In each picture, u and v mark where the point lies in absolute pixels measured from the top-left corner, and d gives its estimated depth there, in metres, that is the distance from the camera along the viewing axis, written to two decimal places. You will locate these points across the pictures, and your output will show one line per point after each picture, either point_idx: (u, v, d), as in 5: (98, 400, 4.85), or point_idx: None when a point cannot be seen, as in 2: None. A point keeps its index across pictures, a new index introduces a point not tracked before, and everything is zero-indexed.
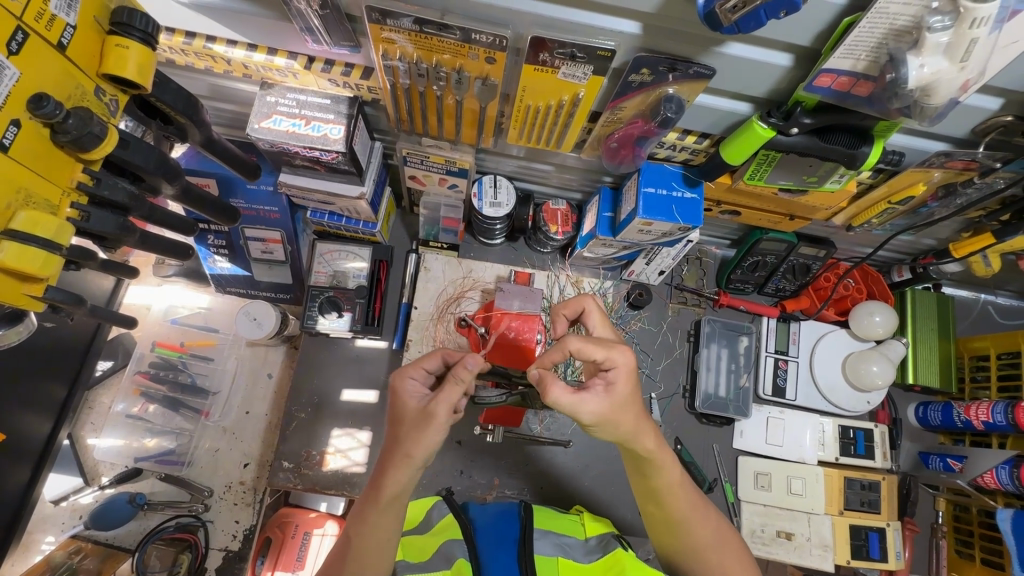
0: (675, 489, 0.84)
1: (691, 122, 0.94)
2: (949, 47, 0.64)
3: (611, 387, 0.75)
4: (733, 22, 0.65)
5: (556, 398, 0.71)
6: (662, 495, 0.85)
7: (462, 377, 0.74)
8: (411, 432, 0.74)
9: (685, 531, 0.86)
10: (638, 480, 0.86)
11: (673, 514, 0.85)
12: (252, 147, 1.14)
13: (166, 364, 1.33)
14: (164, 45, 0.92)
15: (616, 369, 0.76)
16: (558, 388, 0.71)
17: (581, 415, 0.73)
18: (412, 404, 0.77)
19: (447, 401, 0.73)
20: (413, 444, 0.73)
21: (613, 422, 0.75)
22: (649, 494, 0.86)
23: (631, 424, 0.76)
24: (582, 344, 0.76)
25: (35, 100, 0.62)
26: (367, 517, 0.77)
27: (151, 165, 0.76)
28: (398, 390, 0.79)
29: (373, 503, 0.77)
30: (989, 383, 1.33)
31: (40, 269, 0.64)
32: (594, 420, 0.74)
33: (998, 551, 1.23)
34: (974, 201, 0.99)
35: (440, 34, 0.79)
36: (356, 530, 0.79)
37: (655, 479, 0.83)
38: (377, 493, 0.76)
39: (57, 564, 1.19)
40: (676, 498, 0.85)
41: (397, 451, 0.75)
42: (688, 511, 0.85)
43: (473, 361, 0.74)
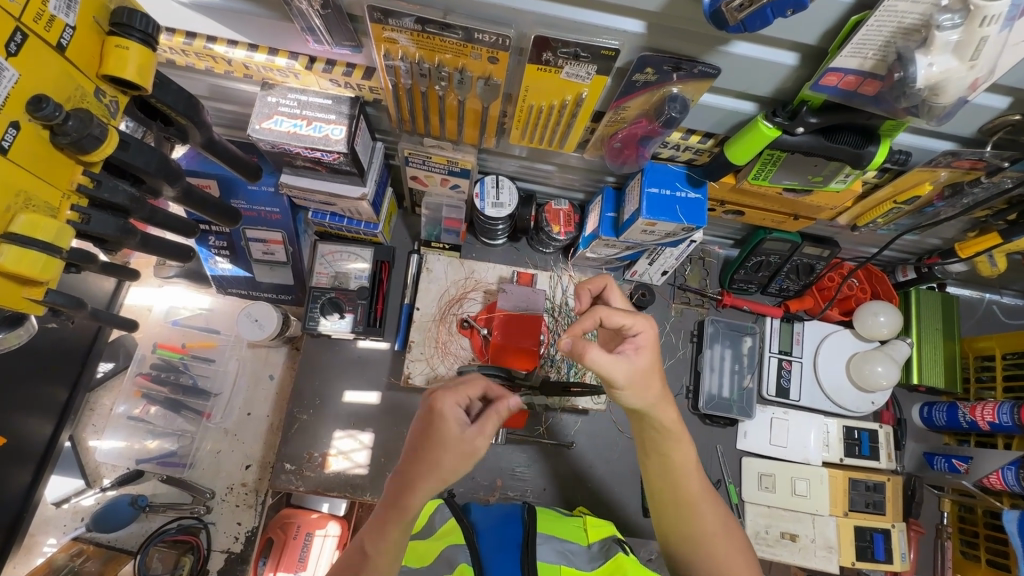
0: (688, 470, 0.83)
1: (696, 122, 0.93)
2: (958, 46, 0.63)
3: (640, 353, 0.77)
4: (738, 21, 0.64)
5: (596, 362, 0.71)
6: (676, 475, 0.83)
7: (501, 413, 0.73)
8: (452, 459, 0.70)
9: (696, 516, 0.83)
10: (651, 461, 0.84)
11: (686, 493, 0.83)
12: (253, 148, 1.13)
13: (167, 365, 1.32)
14: (165, 45, 0.91)
15: (641, 334, 0.79)
16: (597, 353, 0.71)
17: (614, 378, 0.73)
18: (415, 407, 0.75)
19: (490, 434, 0.72)
20: (422, 446, 0.71)
21: (645, 386, 0.76)
22: (662, 477, 0.84)
23: (657, 392, 0.77)
24: (610, 312, 0.79)
25: (35, 102, 0.61)
26: (387, 531, 0.72)
27: (152, 167, 0.75)
28: (436, 411, 0.71)
29: (395, 517, 0.72)
30: (994, 383, 1.32)
31: (40, 273, 0.64)
32: (626, 382, 0.74)
33: (1003, 552, 1.22)
34: (981, 200, 0.98)
35: (443, 34, 0.78)
36: (375, 540, 0.73)
37: (670, 456, 0.82)
38: (399, 509, 0.72)
39: (59, 568, 1.18)
40: (691, 480, 0.83)
41: (429, 471, 0.70)
42: (699, 493, 0.83)
43: (515, 402, 0.73)
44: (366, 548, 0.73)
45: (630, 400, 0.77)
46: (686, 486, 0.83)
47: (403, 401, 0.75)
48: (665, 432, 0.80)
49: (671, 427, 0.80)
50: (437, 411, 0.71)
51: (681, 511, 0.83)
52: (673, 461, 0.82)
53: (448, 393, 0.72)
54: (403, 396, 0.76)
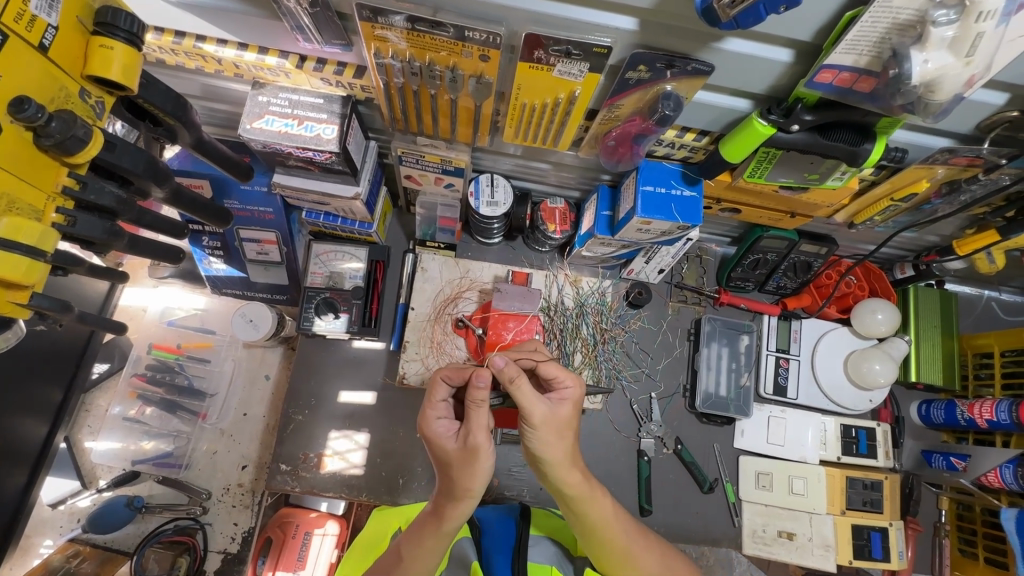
0: (607, 525, 0.82)
1: (690, 120, 0.92)
2: (953, 42, 0.63)
3: (561, 406, 0.79)
4: (731, 17, 0.63)
5: (517, 395, 0.74)
6: (598, 531, 0.82)
7: (479, 399, 0.73)
8: (459, 469, 0.75)
9: (630, 565, 0.84)
10: (572, 521, 0.83)
11: (615, 549, 0.83)
12: (245, 147, 1.13)
13: (162, 366, 1.32)
14: (154, 45, 0.90)
15: (570, 388, 0.82)
16: (523, 389, 0.74)
17: (530, 416, 0.75)
18: (450, 444, 0.77)
19: (480, 426, 0.75)
20: (469, 479, 0.74)
21: (554, 438, 0.77)
22: (588, 534, 0.83)
23: (568, 445, 0.78)
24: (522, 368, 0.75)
25: (17, 103, 0.60)
26: (424, 540, 0.78)
27: (139, 168, 0.74)
28: (430, 437, 0.78)
29: (432, 528, 0.77)
30: (993, 380, 1.32)
31: (24, 276, 0.64)
32: (540, 423, 0.75)
33: (1001, 550, 1.21)
34: (978, 198, 0.97)
35: (433, 32, 0.77)
36: (410, 547, 0.79)
37: (589, 516, 0.81)
38: (436, 523, 0.77)
39: (55, 568, 1.18)
40: (615, 534, 0.82)
41: (453, 488, 0.76)
42: (629, 544, 0.84)
43: (480, 378, 0.72)
44: (402, 553, 0.79)
45: (538, 450, 0.77)
46: (613, 540, 0.83)
47: (434, 440, 0.78)
48: (573, 496, 0.79)
49: (579, 490, 0.79)
50: (477, 446, 0.74)
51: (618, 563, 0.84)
52: (592, 521, 0.81)
53: (477, 426, 0.75)
54: (433, 435, 0.78)
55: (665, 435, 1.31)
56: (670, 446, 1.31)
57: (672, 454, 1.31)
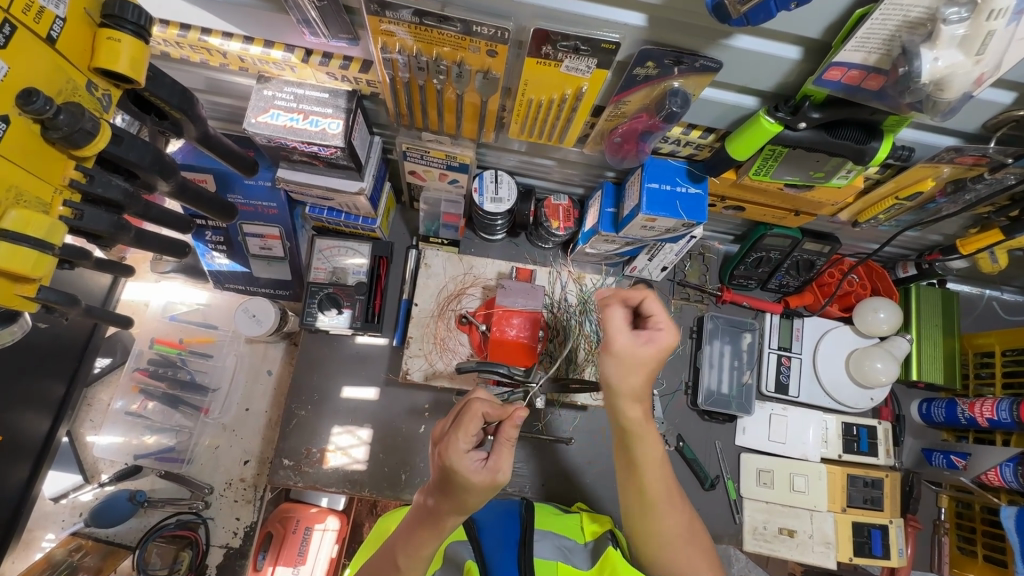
0: (653, 469, 0.84)
1: (696, 117, 0.92)
2: (964, 40, 0.63)
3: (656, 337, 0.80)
4: (741, 14, 0.63)
5: (606, 320, 0.82)
6: (641, 473, 0.85)
7: (510, 436, 0.75)
8: (477, 496, 0.72)
9: (659, 516, 0.85)
10: (621, 456, 0.87)
11: (651, 493, 0.84)
12: (250, 142, 1.12)
13: (165, 361, 1.31)
14: (158, 38, 0.90)
15: (662, 332, 0.81)
16: (615, 313, 0.81)
17: (612, 340, 0.80)
18: (476, 479, 0.71)
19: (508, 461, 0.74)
20: (478, 501, 0.74)
21: (624, 374, 0.80)
22: (631, 473, 0.86)
23: (637, 384, 0.80)
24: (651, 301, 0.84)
25: (25, 95, 0.60)
26: (419, 546, 0.76)
27: (146, 162, 0.74)
28: (456, 470, 0.70)
29: (430, 534, 0.76)
30: (993, 379, 1.32)
31: (32, 270, 0.63)
32: (614, 352, 0.80)
33: (1000, 548, 1.22)
34: (983, 197, 0.97)
35: (441, 26, 0.77)
36: (403, 543, 0.77)
37: (638, 459, 0.84)
38: (434, 528, 0.76)
39: (57, 562, 1.19)
40: (654, 479, 0.84)
41: (462, 507, 0.73)
42: (666, 497, 0.85)
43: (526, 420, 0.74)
44: (396, 558, 0.77)
45: (610, 377, 0.81)
46: (655, 486, 0.84)
47: (459, 476, 0.70)
48: (627, 430, 0.84)
49: (633, 427, 0.83)
50: (504, 481, 0.72)
51: (645, 512, 0.85)
52: (639, 463, 0.84)
53: (504, 459, 0.74)
54: (460, 471, 0.70)
55: (667, 432, 1.32)
56: (671, 443, 1.31)
57: (675, 451, 1.31)
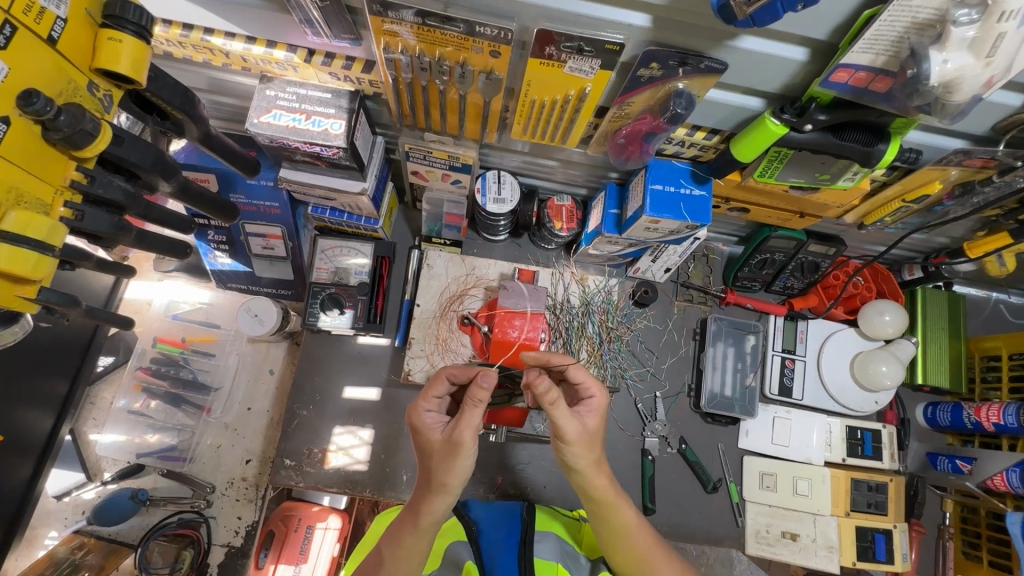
0: (630, 528, 0.83)
1: (700, 118, 0.91)
2: (974, 42, 0.62)
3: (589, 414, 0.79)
4: (747, 15, 0.62)
5: (555, 417, 0.73)
6: (620, 535, 0.83)
7: (479, 398, 0.72)
8: (441, 462, 0.75)
9: (646, 567, 0.83)
10: (591, 521, 0.84)
11: (632, 550, 0.83)
12: (252, 142, 1.12)
13: (167, 360, 1.32)
14: (161, 37, 0.90)
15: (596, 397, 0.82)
16: (559, 407, 0.73)
17: (565, 433, 0.74)
18: (433, 436, 0.77)
19: (470, 424, 0.73)
20: (446, 473, 0.75)
21: (586, 450, 0.77)
22: (609, 537, 0.83)
23: (597, 454, 0.78)
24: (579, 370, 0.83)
25: (25, 96, 0.60)
26: (402, 538, 0.78)
27: (147, 163, 0.74)
28: (417, 426, 0.80)
29: (409, 525, 0.78)
30: (1000, 384, 1.31)
31: (32, 271, 0.63)
32: (576, 440, 0.75)
33: (1006, 553, 1.21)
34: (991, 200, 0.96)
35: (444, 27, 0.76)
36: (389, 547, 0.79)
37: (614, 518, 0.82)
38: (414, 516, 0.78)
39: (59, 560, 1.19)
40: (639, 534, 0.84)
41: (431, 479, 0.76)
42: (650, 547, 0.85)
43: (485, 380, 0.72)
44: (381, 554, 0.80)
45: (572, 458, 0.77)
46: (638, 540, 0.83)
47: (419, 431, 0.79)
48: (598, 497, 0.80)
49: (603, 493, 0.80)
50: (460, 442, 0.72)
51: (634, 566, 0.84)
52: (615, 527, 0.82)
53: (464, 424, 0.73)
54: (419, 426, 0.79)
55: (670, 434, 1.31)
56: (674, 445, 1.31)
57: (677, 453, 1.31)
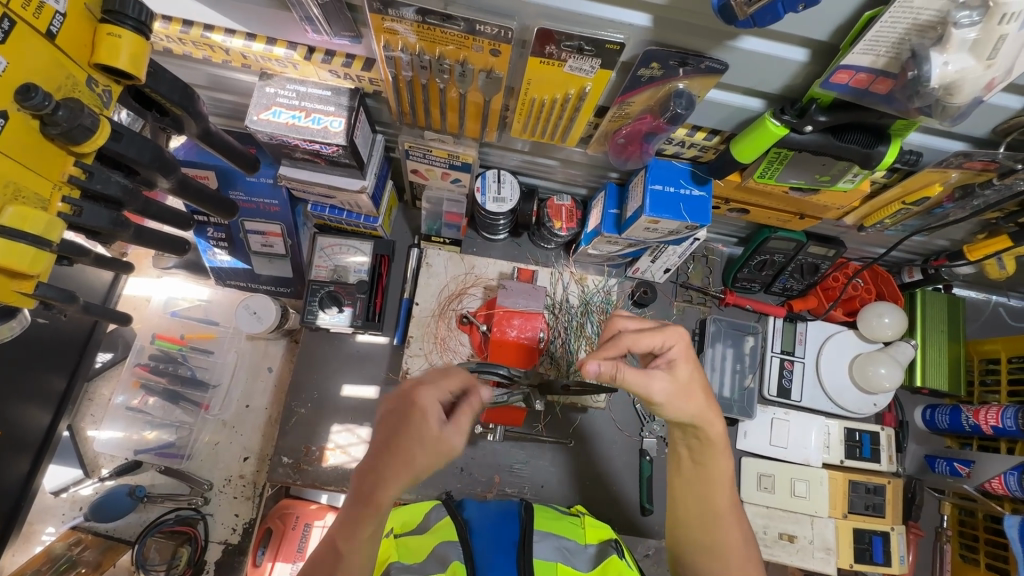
0: (722, 482, 0.86)
1: (700, 118, 0.91)
2: (975, 44, 0.62)
3: (674, 368, 0.82)
4: (748, 15, 0.62)
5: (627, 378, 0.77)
6: (710, 485, 0.86)
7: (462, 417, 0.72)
8: (420, 462, 0.67)
9: (719, 524, 0.85)
10: (686, 465, 0.89)
11: (715, 504, 0.86)
12: (252, 139, 1.12)
13: (166, 356, 1.32)
14: (160, 34, 0.89)
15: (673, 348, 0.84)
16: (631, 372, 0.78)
17: (652, 394, 0.80)
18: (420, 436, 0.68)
19: (459, 429, 0.70)
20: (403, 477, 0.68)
21: (683, 401, 0.81)
22: (698, 486, 0.87)
23: (699, 403, 0.82)
24: (636, 337, 0.83)
25: (24, 91, 0.60)
26: (337, 548, 0.69)
27: (146, 159, 0.74)
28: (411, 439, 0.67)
29: (371, 512, 0.67)
30: (999, 387, 1.31)
31: (29, 266, 0.63)
32: (666, 399, 0.80)
33: (1003, 556, 1.21)
34: (991, 203, 0.96)
35: (444, 25, 0.76)
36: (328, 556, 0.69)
37: (710, 470, 0.86)
38: (370, 510, 0.68)
39: (57, 556, 1.19)
40: (720, 491, 0.86)
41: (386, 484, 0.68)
42: (726, 508, 0.86)
43: (486, 395, 0.74)
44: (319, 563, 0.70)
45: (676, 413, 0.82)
46: (720, 496, 0.86)
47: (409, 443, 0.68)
48: (710, 441, 0.85)
49: (716, 440, 0.85)
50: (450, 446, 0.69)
51: (708, 520, 0.85)
52: (711, 475, 0.86)
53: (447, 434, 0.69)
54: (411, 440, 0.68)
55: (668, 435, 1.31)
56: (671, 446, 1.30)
57: None
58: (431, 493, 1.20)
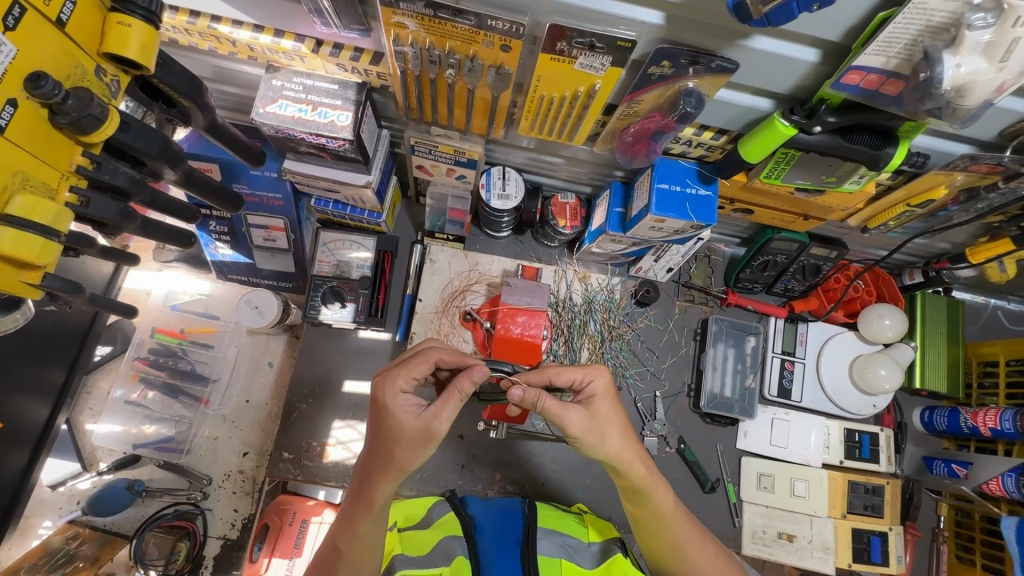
0: (669, 515, 0.88)
1: (709, 118, 0.91)
2: (988, 47, 0.62)
3: (593, 405, 0.83)
4: (763, 14, 0.62)
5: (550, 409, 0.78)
6: (659, 521, 0.88)
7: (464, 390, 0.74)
8: (407, 448, 0.75)
9: (682, 555, 0.90)
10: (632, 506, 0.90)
11: (671, 541, 0.89)
12: (258, 133, 1.12)
13: (166, 351, 1.30)
14: (168, 24, 0.89)
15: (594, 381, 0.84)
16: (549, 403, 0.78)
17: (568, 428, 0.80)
18: (407, 422, 0.74)
19: (448, 416, 0.75)
20: (411, 459, 0.76)
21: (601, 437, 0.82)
22: (646, 526, 0.90)
23: (615, 442, 0.82)
24: (559, 369, 0.83)
25: (33, 79, 0.59)
26: (355, 528, 0.79)
27: (153, 150, 0.73)
28: (388, 407, 0.75)
29: (364, 510, 0.78)
30: (997, 390, 1.32)
31: (37, 256, 0.63)
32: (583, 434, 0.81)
33: (1000, 558, 1.21)
34: (996, 206, 0.97)
35: (455, 20, 0.76)
36: (344, 537, 0.80)
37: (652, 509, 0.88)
38: (368, 502, 0.78)
39: (54, 551, 1.18)
40: (670, 526, 0.89)
41: (392, 461, 0.76)
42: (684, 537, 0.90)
43: (477, 375, 0.75)
44: (337, 543, 0.80)
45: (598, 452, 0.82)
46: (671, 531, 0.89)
47: (391, 413, 0.75)
48: (641, 487, 0.85)
49: (644, 480, 0.85)
50: (437, 433, 0.74)
51: (670, 556, 0.90)
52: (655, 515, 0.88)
53: (442, 414, 0.74)
54: (391, 410, 0.75)
55: (668, 434, 1.31)
56: (672, 444, 1.31)
57: (675, 453, 1.30)
58: (433, 490, 1.20)
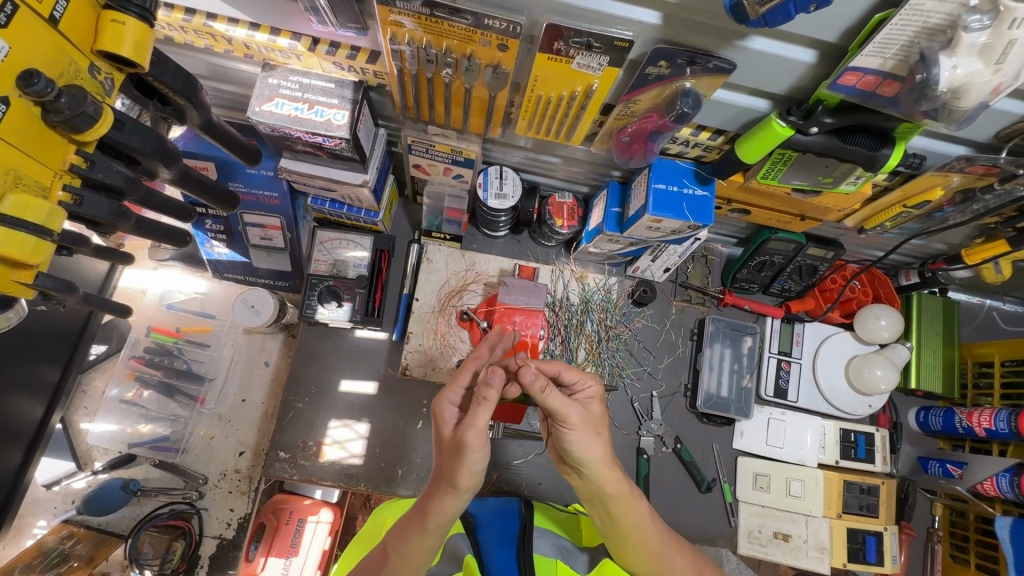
0: (644, 522, 0.84)
1: (706, 118, 0.91)
2: (983, 48, 0.62)
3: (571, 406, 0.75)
4: (759, 15, 0.62)
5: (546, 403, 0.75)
6: (631, 531, 0.84)
7: (486, 397, 0.71)
8: (450, 459, 0.74)
9: (660, 563, 0.86)
10: (599, 514, 0.84)
11: (649, 548, 0.85)
12: (253, 131, 1.11)
13: (162, 349, 1.30)
14: (163, 21, 0.88)
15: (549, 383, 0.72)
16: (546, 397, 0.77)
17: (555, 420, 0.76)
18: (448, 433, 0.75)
19: (478, 425, 0.71)
20: (454, 472, 0.74)
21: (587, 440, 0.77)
22: (614, 534, 0.85)
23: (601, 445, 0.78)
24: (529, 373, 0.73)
25: (25, 77, 0.59)
26: (409, 538, 0.77)
27: (148, 148, 0.73)
28: (435, 415, 0.78)
29: (416, 527, 0.77)
30: (992, 390, 1.33)
31: (29, 256, 0.62)
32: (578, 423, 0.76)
33: (994, 557, 1.23)
34: (991, 208, 0.97)
35: (452, 18, 0.76)
36: (397, 544, 0.78)
37: (621, 521, 0.83)
38: (420, 516, 0.77)
39: (48, 550, 1.18)
40: (645, 532, 0.84)
41: (444, 475, 0.75)
42: (660, 545, 0.86)
43: (496, 380, 0.71)
44: (387, 547, 0.79)
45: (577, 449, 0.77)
46: (644, 541, 0.84)
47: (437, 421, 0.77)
48: (613, 494, 0.81)
49: (621, 489, 0.81)
50: (466, 442, 0.71)
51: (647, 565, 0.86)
52: (627, 525, 0.83)
53: (470, 423, 0.71)
54: (437, 417, 0.77)
55: (665, 433, 1.31)
56: (669, 443, 1.31)
57: (671, 453, 1.31)
58: None
